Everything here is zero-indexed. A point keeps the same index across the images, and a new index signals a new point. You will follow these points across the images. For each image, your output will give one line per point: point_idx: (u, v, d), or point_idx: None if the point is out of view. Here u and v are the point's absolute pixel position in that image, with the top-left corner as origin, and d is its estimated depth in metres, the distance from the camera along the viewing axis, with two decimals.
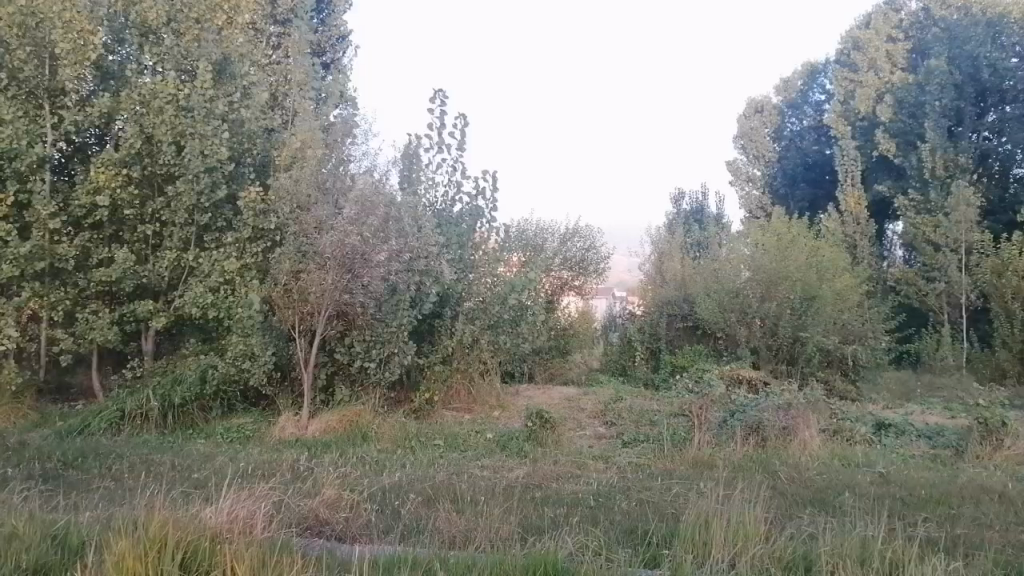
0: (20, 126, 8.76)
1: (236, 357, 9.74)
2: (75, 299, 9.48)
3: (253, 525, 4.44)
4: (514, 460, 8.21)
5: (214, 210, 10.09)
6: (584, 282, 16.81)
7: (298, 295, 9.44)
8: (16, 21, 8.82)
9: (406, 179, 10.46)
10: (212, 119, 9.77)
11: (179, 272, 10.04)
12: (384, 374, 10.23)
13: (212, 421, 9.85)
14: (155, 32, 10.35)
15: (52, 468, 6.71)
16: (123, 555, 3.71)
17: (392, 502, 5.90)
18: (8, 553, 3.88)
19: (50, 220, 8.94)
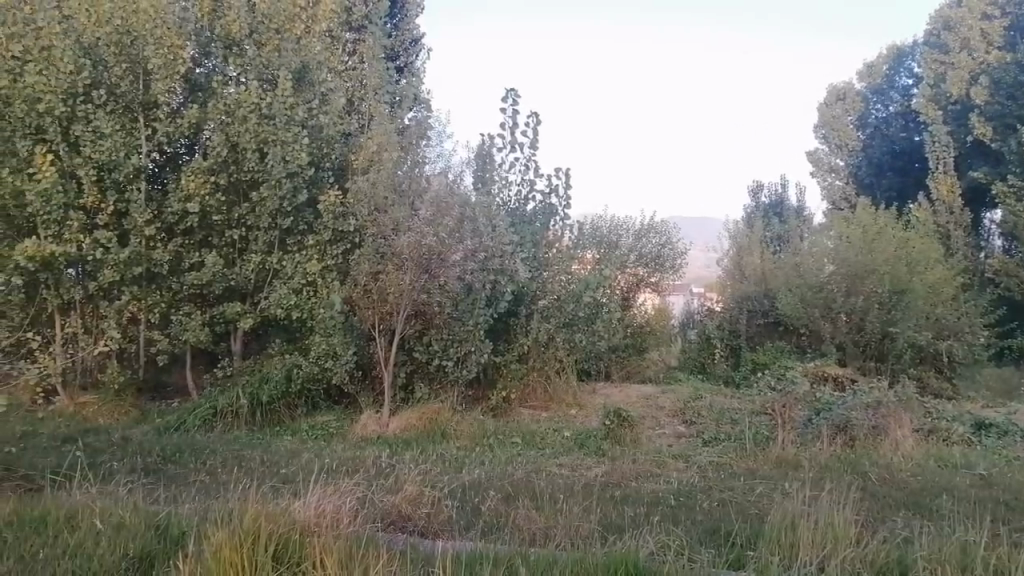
0: (118, 139, 9.21)
1: (319, 357, 10.06)
2: (170, 302, 9.96)
3: (339, 521, 4.55)
4: (592, 459, 8.17)
5: (296, 214, 10.39)
6: (661, 278, 16.60)
7: (377, 296, 9.75)
8: (114, 40, 9.34)
9: (480, 179, 10.57)
10: (293, 126, 10.04)
11: (265, 274, 10.40)
12: (461, 372, 10.36)
13: (298, 419, 10.20)
14: (238, 43, 10.73)
15: (153, 462, 7.08)
16: (221, 546, 3.87)
17: (471, 499, 5.97)
18: (117, 542, 4.12)
19: (147, 227, 9.41)
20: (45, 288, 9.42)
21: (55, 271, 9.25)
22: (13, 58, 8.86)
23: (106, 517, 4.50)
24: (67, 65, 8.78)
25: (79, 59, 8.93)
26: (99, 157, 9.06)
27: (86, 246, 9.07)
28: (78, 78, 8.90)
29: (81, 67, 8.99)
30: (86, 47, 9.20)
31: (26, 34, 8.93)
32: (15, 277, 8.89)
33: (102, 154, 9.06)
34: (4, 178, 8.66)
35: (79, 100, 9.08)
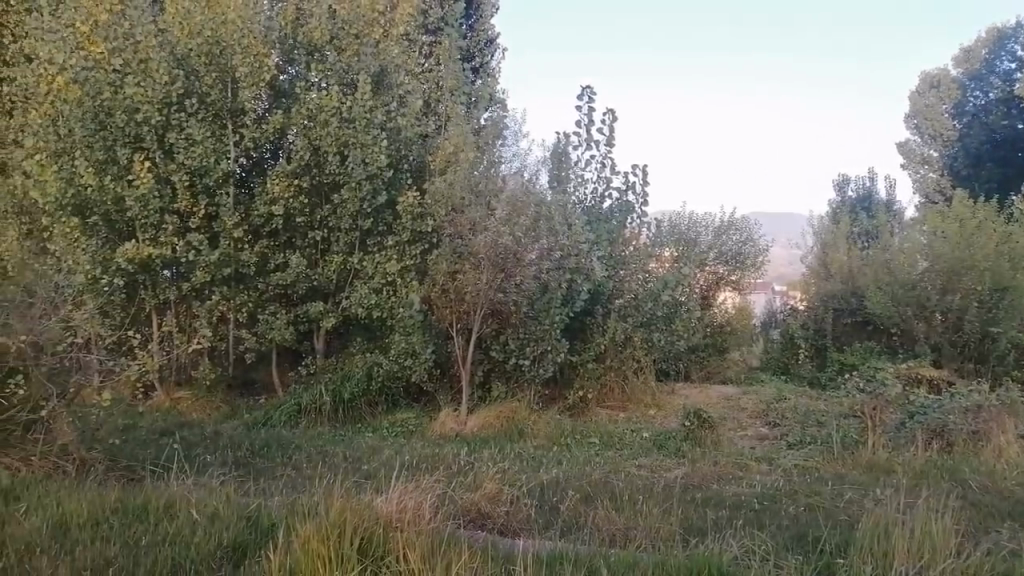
0: (209, 146, 9.56)
1: (399, 355, 10.20)
2: (257, 301, 10.31)
3: (421, 517, 4.60)
4: (672, 460, 8.02)
5: (376, 214, 10.56)
6: (742, 277, 16.25)
7: (455, 295, 9.85)
8: (205, 51, 9.71)
9: (555, 178, 10.56)
10: (372, 129, 10.25)
11: (346, 274, 10.66)
12: (538, 371, 10.34)
13: (378, 417, 10.42)
14: (319, 50, 10.95)
15: (243, 456, 7.35)
16: (308, 538, 3.98)
17: (550, 499, 5.96)
18: (211, 532, 4.29)
19: (235, 230, 9.77)
20: (142, 289, 9.88)
21: (151, 272, 9.71)
22: (113, 71, 9.37)
23: (200, 509, 4.69)
24: (163, 76, 9.23)
25: (173, 70, 9.39)
26: (191, 163, 9.45)
27: (180, 248, 9.49)
28: (172, 88, 9.33)
29: (175, 78, 9.44)
30: (179, 59, 9.62)
31: (126, 47, 9.42)
32: (117, 277, 9.43)
33: (194, 160, 9.45)
34: (106, 185, 9.16)
35: (173, 109, 9.47)
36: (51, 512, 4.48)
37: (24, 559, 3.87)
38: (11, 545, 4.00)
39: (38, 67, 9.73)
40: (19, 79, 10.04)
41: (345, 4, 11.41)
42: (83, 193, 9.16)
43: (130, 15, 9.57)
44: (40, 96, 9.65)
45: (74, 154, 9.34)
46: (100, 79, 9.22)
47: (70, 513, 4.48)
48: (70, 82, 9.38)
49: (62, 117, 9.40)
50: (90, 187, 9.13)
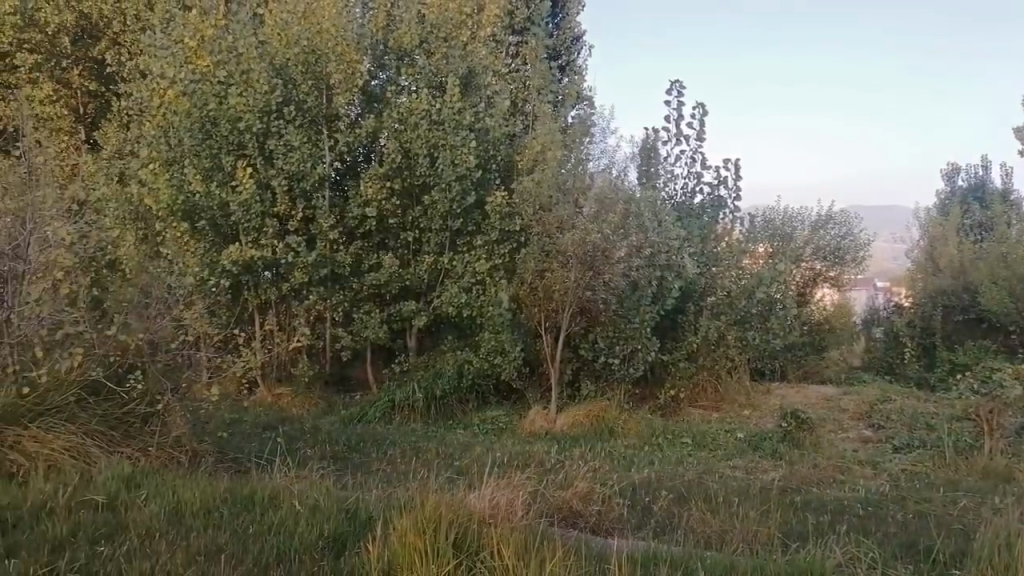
0: (306, 151, 9.89)
1: (489, 353, 10.35)
2: (352, 301, 10.62)
3: (513, 514, 4.63)
4: (768, 462, 7.77)
5: (466, 214, 10.67)
6: (840, 273, 15.63)
7: (543, 294, 9.93)
8: (301, 60, 10.06)
9: (644, 174, 10.45)
10: (461, 130, 10.37)
11: (437, 274, 10.82)
12: (628, 370, 10.31)
13: (469, 414, 10.56)
14: (409, 53, 11.08)
15: (341, 451, 7.60)
16: (405, 532, 4.08)
17: (642, 499, 5.88)
18: (313, 523, 4.45)
19: (331, 231, 10.09)
20: (246, 289, 10.36)
21: (254, 273, 10.14)
22: (219, 82, 9.84)
23: (302, 501, 4.87)
24: (263, 86, 9.62)
25: (272, 80, 9.76)
26: (289, 168, 9.83)
27: (280, 250, 9.91)
28: (272, 97, 9.69)
29: (274, 87, 9.80)
30: (277, 68, 9.94)
31: (230, 59, 9.86)
32: (223, 278, 9.92)
33: (292, 165, 9.82)
34: (212, 191, 9.66)
35: (273, 116, 9.85)
36: (168, 499, 4.76)
37: (145, 542, 4.13)
38: (133, 529, 4.28)
39: (152, 82, 10.33)
40: (136, 94, 10.68)
41: (434, 8, 11.53)
42: (192, 199, 9.68)
43: (233, 31, 10.12)
44: (154, 109, 10.19)
45: (184, 163, 9.86)
46: (207, 91, 9.71)
47: (184, 500, 4.74)
48: (180, 94, 9.87)
49: (173, 128, 9.94)
50: (198, 193, 9.68)
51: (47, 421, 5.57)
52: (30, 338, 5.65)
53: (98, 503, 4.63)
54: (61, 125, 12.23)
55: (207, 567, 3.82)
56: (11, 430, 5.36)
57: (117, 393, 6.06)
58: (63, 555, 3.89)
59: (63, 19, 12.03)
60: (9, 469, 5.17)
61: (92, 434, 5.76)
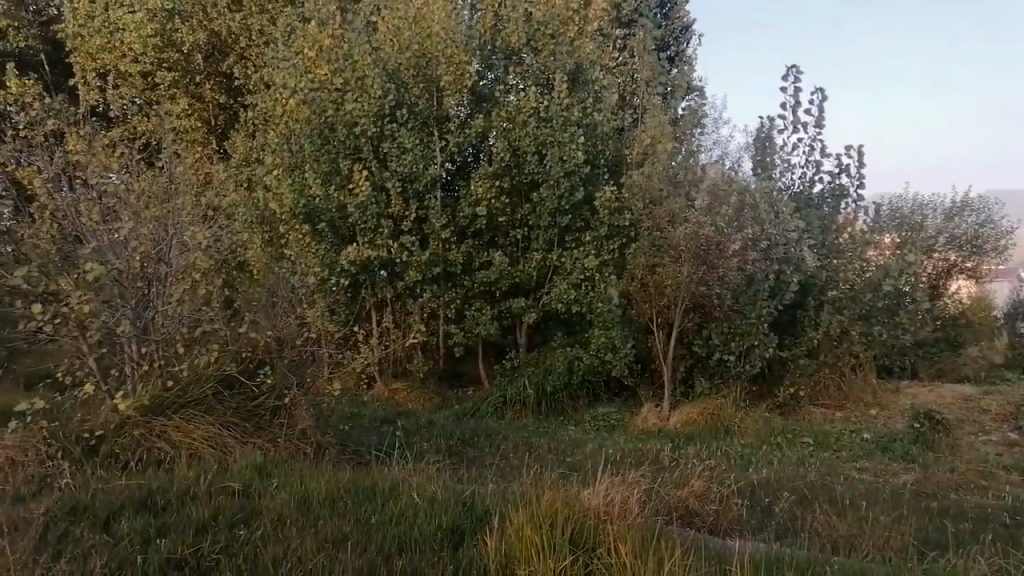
0: (418, 153, 10.13)
1: (599, 349, 10.29)
2: (464, 298, 10.82)
3: (628, 512, 4.58)
4: (899, 465, 7.32)
5: (574, 210, 10.65)
6: (978, 263, 14.48)
7: (654, 289, 9.79)
8: (413, 63, 10.37)
9: (759, 164, 10.11)
10: (569, 126, 10.33)
11: (546, 271, 10.86)
12: (744, 367, 10.03)
13: (580, 410, 10.56)
14: (517, 52, 11.24)
15: (455, 445, 7.77)
16: (522, 527, 4.13)
17: (762, 500, 5.67)
18: (432, 515, 4.57)
19: (442, 231, 10.33)
20: (364, 288, 10.76)
21: (371, 272, 10.51)
22: (336, 89, 10.24)
23: (422, 493, 5.01)
24: (376, 91, 9.94)
25: (385, 85, 10.06)
26: (402, 170, 10.12)
27: (394, 249, 10.22)
28: (384, 101, 10.01)
29: (386, 92, 10.10)
30: (390, 74, 10.23)
31: (346, 66, 10.23)
32: (341, 277, 10.35)
33: (405, 167, 10.11)
34: (331, 195, 10.08)
35: (387, 120, 10.17)
36: (297, 489, 5.00)
37: (277, 528, 4.37)
38: (266, 515, 4.53)
39: (275, 92, 10.86)
40: (261, 105, 11.30)
41: (541, 5, 11.49)
42: (312, 202, 10.15)
43: (349, 38, 10.37)
44: (278, 117, 10.72)
45: (304, 168, 10.34)
46: (324, 98, 10.14)
47: (312, 490, 4.98)
48: (300, 103, 10.35)
49: (294, 135, 10.46)
50: (318, 196, 10.11)
51: (188, 412, 5.93)
52: (173, 336, 6.15)
53: (234, 490, 4.93)
54: (195, 137, 13.14)
55: (335, 553, 4.01)
56: (158, 421, 5.79)
57: (249, 387, 6.33)
58: (206, 537, 4.18)
59: (196, 39, 12.85)
60: (157, 456, 5.57)
61: (228, 426, 6.01)
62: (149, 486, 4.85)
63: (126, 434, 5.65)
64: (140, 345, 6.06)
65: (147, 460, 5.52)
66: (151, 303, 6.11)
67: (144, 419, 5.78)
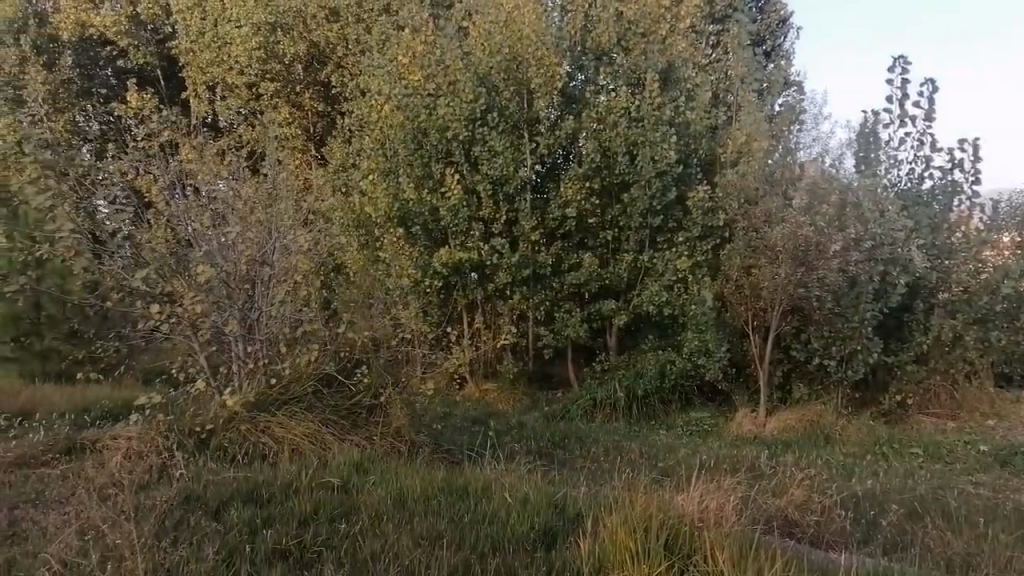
0: (508, 156, 10.17)
1: (692, 353, 10.16)
2: (554, 300, 10.82)
3: (724, 519, 4.45)
4: (1021, 481, 6.84)
5: (666, 211, 10.49)
6: None
7: (751, 291, 9.63)
8: (504, 67, 10.42)
9: (863, 160, 9.64)
10: (660, 126, 10.19)
11: (637, 273, 10.72)
12: (846, 373, 9.62)
13: (672, 415, 10.43)
14: (607, 53, 11.14)
15: (546, 446, 7.79)
16: (616, 531, 4.09)
17: (868, 512, 5.40)
18: (524, 516, 4.59)
19: (532, 233, 10.36)
20: (455, 289, 10.90)
21: (462, 274, 10.65)
22: (427, 94, 10.37)
23: (514, 494, 5.04)
24: (468, 95, 10.06)
25: (476, 88, 10.16)
26: (492, 173, 10.19)
27: (485, 252, 10.33)
28: (476, 105, 10.10)
29: (478, 95, 10.20)
30: (481, 77, 10.31)
31: (438, 71, 10.36)
32: (434, 279, 10.55)
33: (495, 170, 10.16)
34: (424, 198, 10.30)
35: (478, 124, 10.27)
36: (393, 486, 5.12)
37: (374, 523, 4.49)
38: (364, 511, 4.66)
39: (371, 99, 11.06)
40: (357, 112, 11.62)
41: (631, 3, 11.33)
42: (406, 205, 10.39)
43: (441, 43, 10.57)
44: (372, 123, 10.93)
45: (398, 172, 10.57)
46: (417, 103, 10.32)
47: (407, 487, 5.09)
48: (395, 109, 10.55)
49: (389, 141, 10.63)
50: (411, 200, 10.34)
51: (290, 408, 6.17)
52: (276, 336, 6.42)
53: (334, 486, 5.10)
54: (296, 144, 13.69)
55: (431, 550, 4.08)
56: (263, 417, 6.04)
57: (346, 385, 6.54)
58: (308, 529, 4.34)
59: (297, 49, 13.28)
60: (262, 450, 5.83)
61: (327, 423, 6.23)
62: (255, 479, 5.07)
63: (234, 429, 5.94)
64: (247, 345, 6.37)
65: (253, 453, 5.79)
66: (256, 304, 6.39)
67: (250, 415, 6.05)
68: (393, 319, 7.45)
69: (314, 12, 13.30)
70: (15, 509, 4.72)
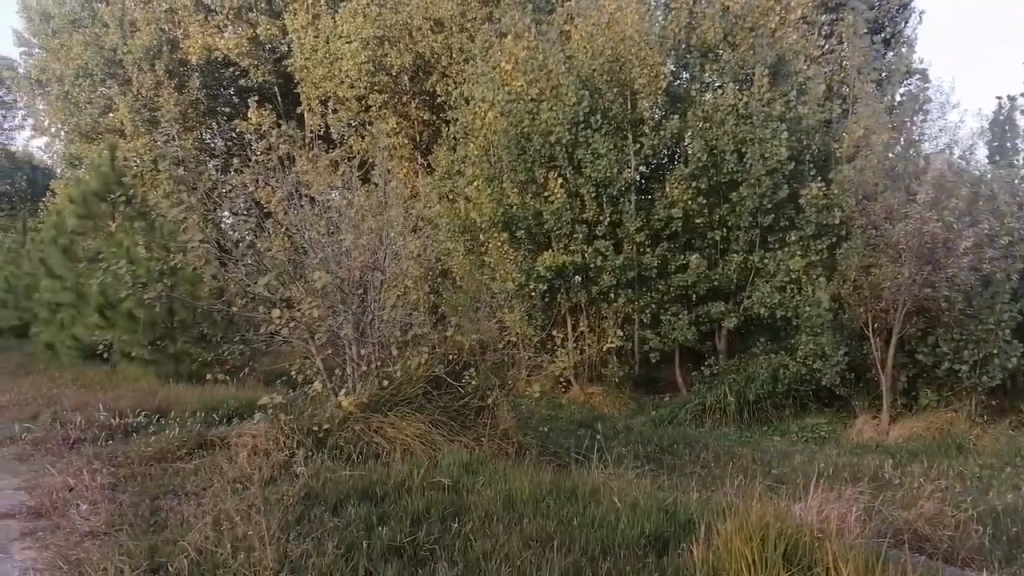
0: (611, 158, 10.09)
1: (807, 356, 9.76)
2: (660, 302, 10.67)
3: (847, 529, 4.22)
4: None
5: (777, 209, 10.15)
6: None
7: (870, 293, 9.19)
8: (606, 68, 10.25)
9: (997, 150, 9.05)
10: (771, 122, 9.83)
11: (747, 273, 10.42)
12: (980, 379, 9.01)
13: (786, 420, 10.15)
14: (713, 49, 10.89)
15: (654, 451, 7.68)
16: (731, 539, 3.95)
17: (1009, 529, 5.01)
18: (635, 521, 4.53)
19: (637, 235, 10.21)
20: (559, 293, 10.92)
21: (565, 277, 10.67)
22: (530, 100, 10.49)
23: (623, 498, 4.98)
24: (571, 99, 10.07)
25: (579, 92, 10.15)
26: (595, 175, 10.15)
27: (589, 254, 10.29)
28: (579, 108, 10.11)
29: (580, 98, 10.19)
30: (584, 79, 10.27)
31: (540, 77, 10.43)
32: (539, 283, 10.63)
33: (598, 172, 10.11)
34: (528, 203, 10.40)
35: (581, 126, 10.27)
36: (502, 487, 5.17)
37: (485, 523, 4.55)
38: (474, 511, 4.72)
39: (474, 106, 11.26)
40: (461, 120, 11.83)
41: None
42: (510, 210, 10.53)
43: (543, 48, 10.58)
44: (476, 130, 11.09)
45: (502, 177, 10.69)
46: (520, 108, 10.45)
47: (515, 488, 5.12)
48: (498, 115, 10.68)
49: (492, 146, 10.80)
50: (515, 204, 10.47)
51: (401, 409, 6.34)
52: (388, 339, 6.62)
53: (444, 485, 5.20)
54: (403, 154, 14.14)
55: (541, 552, 4.09)
56: (376, 417, 6.24)
57: (455, 387, 6.62)
58: (422, 527, 4.45)
59: (403, 61, 13.67)
60: (375, 450, 6.02)
61: (437, 424, 6.35)
62: (370, 477, 5.24)
63: (349, 428, 6.15)
64: (360, 348, 6.61)
65: (367, 453, 5.98)
66: (369, 308, 6.61)
67: (363, 416, 6.26)
68: (499, 323, 7.51)
69: (419, 25, 13.66)
70: (156, 499, 5.08)
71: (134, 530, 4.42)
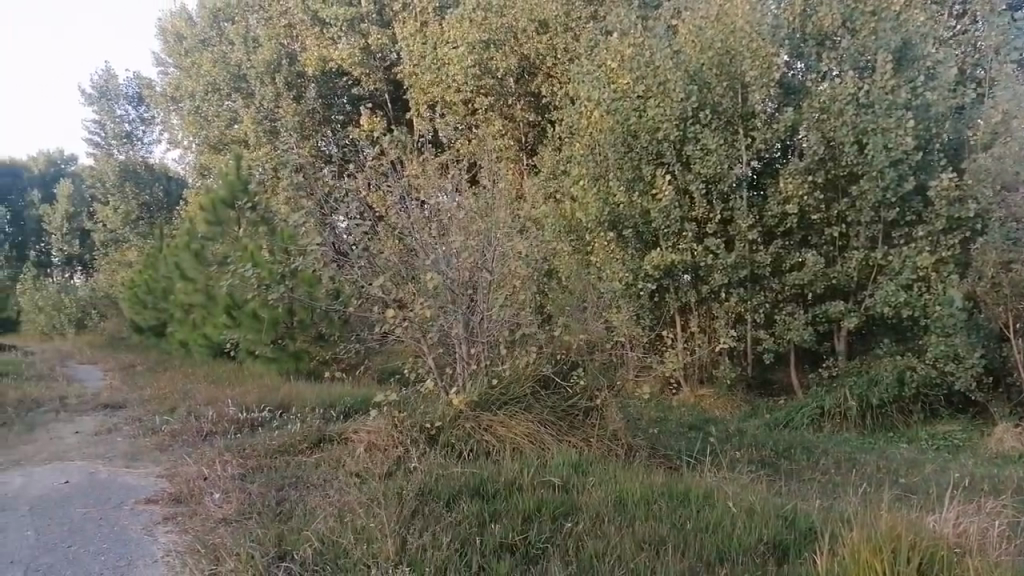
0: (722, 153, 9.82)
1: (938, 358, 9.15)
2: (774, 302, 10.33)
3: (989, 545, 3.92)
4: None
5: (902, 203, 9.56)
6: None
7: (1011, 289, 8.73)
8: (716, 62, 9.97)
9: None
10: (895, 110, 9.25)
11: (869, 271, 9.91)
12: None
13: (914, 426, 9.58)
14: (831, 36, 10.36)
15: (770, 455, 7.41)
16: (859, 549, 3.73)
17: None
18: (753, 527, 4.38)
19: (749, 232, 9.90)
20: (668, 292, 10.76)
21: (674, 276, 10.49)
22: (636, 97, 10.35)
23: (740, 503, 4.83)
24: (678, 95, 9.83)
25: (687, 87, 9.89)
26: (705, 172, 9.91)
27: (698, 253, 10.06)
28: (687, 104, 9.87)
29: (689, 93, 9.93)
30: (692, 75, 10.02)
31: (646, 73, 10.23)
32: (646, 282, 10.49)
33: (708, 169, 9.87)
34: (634, 201, 10.27)
35: (690, 123, 10.05)
36: (613, 487, 5.12)
37: (597, 524, 4.52)
38: (585, 512, 4.70)
39: (580, 106, 11.22)
40: (567, 120, 11.82)
41: None
42: (617, 209, 10.43)
43: (649, 44, 10.36)
44: (583, 130, 11.09)
45: (608, 177, 10.63)
46: (627, 107, 10.32)
47: (627, 490, 5.06)
48: (604, 114, 10.60)
49: (598, 145, 10.72)
50: (622, 204, 10.37)
51: (509, 409, 6.37)
52: (496, 337, 6.68)
53: (555, 485, 5.20)
54: (508, 155, 14.26)
55: (655, 556, 4.02)
56: (485, 415, 6.31)
57: (563, 387, 6.62)
58: (533, 526, 4.46)
59: (508, 64, 13.76)
60: (485, 447, 6.11)
61: (545, 423, 6.34)
62: (481, 474, 5.31)
63: (460, 426, 6.25)
64: (469, 347, 6.74)
65: (478, 450, 6.08)
66: (476, 310, 6.70)
67: (474, 414, 6.34)
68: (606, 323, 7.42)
69: (524, 27, 13.75)
70: (281, 490, 5.34)
71: (262, 518, 4.65)
